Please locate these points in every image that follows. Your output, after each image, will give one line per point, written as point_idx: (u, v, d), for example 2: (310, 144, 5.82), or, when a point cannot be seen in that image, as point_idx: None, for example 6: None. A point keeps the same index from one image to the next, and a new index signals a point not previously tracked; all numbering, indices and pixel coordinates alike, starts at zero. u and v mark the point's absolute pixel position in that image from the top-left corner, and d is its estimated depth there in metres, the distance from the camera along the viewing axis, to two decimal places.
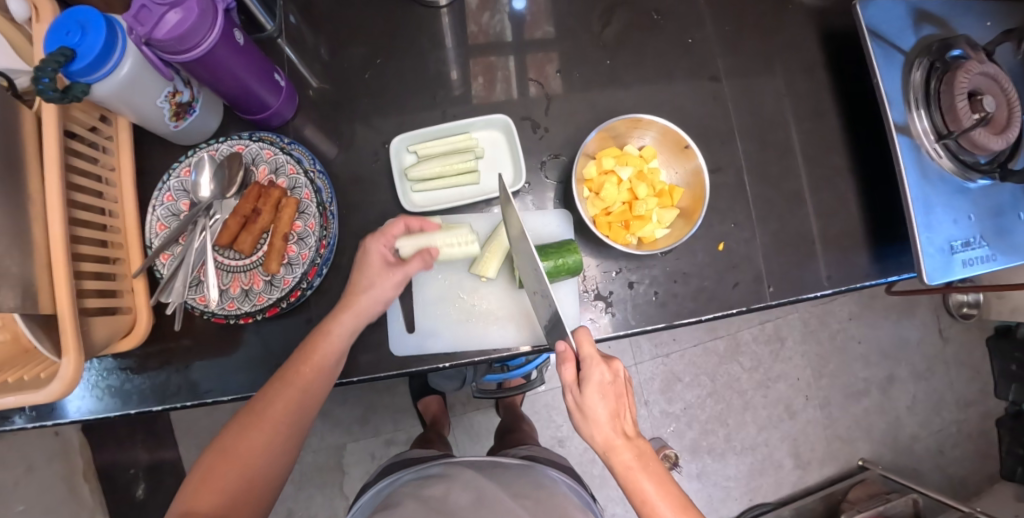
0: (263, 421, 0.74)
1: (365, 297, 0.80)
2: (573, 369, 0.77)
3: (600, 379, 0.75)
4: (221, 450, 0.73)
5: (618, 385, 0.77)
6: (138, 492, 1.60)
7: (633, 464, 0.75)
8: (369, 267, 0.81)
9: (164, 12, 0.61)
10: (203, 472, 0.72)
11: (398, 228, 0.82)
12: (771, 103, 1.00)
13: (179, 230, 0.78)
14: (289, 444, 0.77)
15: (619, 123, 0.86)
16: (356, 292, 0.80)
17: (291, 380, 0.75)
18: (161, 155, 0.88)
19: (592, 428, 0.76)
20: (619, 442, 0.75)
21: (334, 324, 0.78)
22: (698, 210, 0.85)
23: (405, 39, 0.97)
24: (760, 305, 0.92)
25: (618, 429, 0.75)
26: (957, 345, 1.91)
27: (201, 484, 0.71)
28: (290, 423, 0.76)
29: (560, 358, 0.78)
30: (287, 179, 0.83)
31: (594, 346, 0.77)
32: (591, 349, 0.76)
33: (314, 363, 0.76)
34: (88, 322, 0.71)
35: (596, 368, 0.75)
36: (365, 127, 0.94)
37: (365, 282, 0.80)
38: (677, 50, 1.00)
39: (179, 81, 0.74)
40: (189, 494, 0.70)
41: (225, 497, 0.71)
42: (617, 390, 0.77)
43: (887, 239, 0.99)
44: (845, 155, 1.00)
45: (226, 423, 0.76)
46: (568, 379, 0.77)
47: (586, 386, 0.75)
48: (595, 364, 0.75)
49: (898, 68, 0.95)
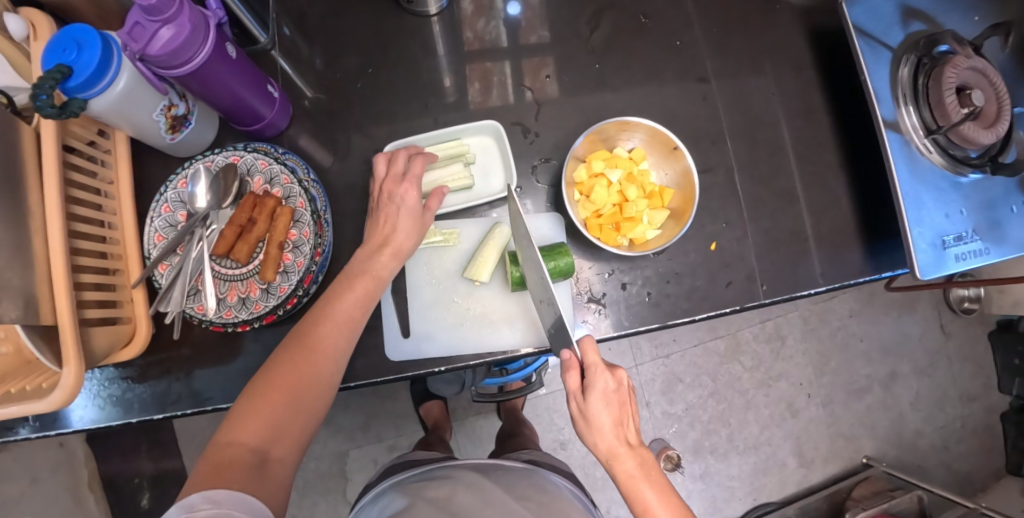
0: (312, 346, 0.73)
1: (405, 233, 0.81)
2: (576, 377, 0.77)
3: (605, 386, 0.76)
4: (266, 380, 0.70)
5: (622, 394, 0.78)
6: (143, 502, 1.61)
7: (635, 473, 0.75)
8: (401, 206, 0.81)
9: (157, 28, 0.63)
10: (248, 403, 0.68)
11: (418, 166, 0.83)
12: (760, 102, 1.01)
13: (177, 240, 0.79)
14: (334, 377, 0.75)
15: (608, 126, 0.87)
16: (395, 226, 0.80)
17: (335, 312, 0.75)
18: (159, 167, 0.89)
19: (595, 436, 0.76)
20: (622, 450, 0.76)
21: (375, 260, 0.79)
22: (688, 210, 0.86)
23: (396, 48, 0.99)
24: (753, 303, 0.92)
25: (622, 436, 0.76)
26: (959, 340, 1.91)
27: (247, 412, 0.68)
28: (337, 351, 0.75)
29: (564, 366, 0.78)
30: (282, 189, 0.84)
31: (598, 354, 0.78)
32: (596, 357, 0.77)
33: (357, 296, 0.77)
34: (88, 332, 0.72)
35: (601, 375, 0.76)
36: (358, 135, 0.95)
37: (401, 220, 0.81)
38: (666, 52, 1.01)
39: (174, 95, 0.76)
40: (233, 423, 0.67)
41: (271, 425, 0.68)
42: (621, 398, 0.78)
43: (880, 235, 0.99)
44: (836, 153, 1.01)
45: (267, 359, 0.73)
46: (570, 386, 0.78)
47: (591, 394, 0.76)
48: (600, 371, 0.76)
49: (885, 65, 0.96)
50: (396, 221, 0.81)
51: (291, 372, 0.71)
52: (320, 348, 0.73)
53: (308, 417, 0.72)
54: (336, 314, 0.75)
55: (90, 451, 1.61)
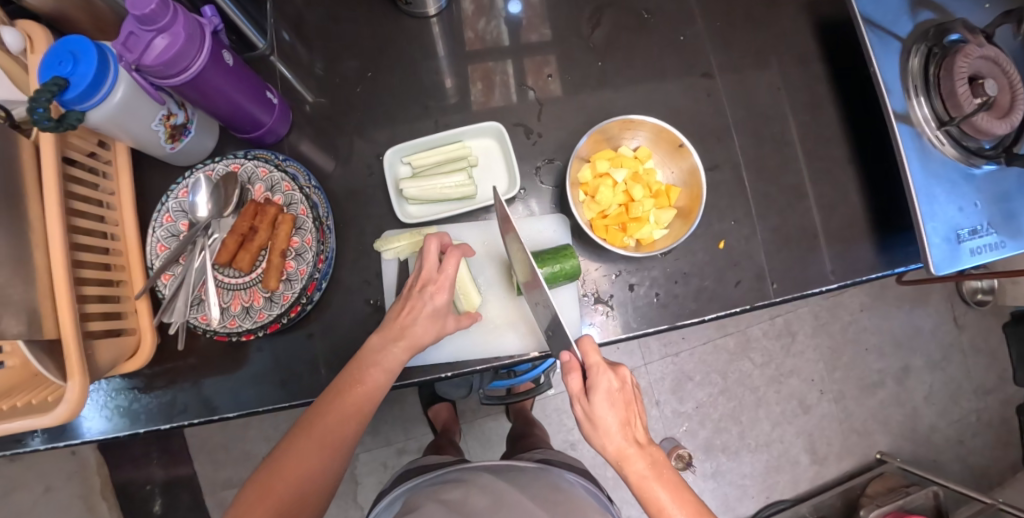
0: (316, 437, 0.74)
1: (433, 328, 0.80)
2: (578, 378, 0.76)
3: (608, 387, 0.75)
4: (277, 462, 0.74)
5: (626, 393, 0.77)
6: (155, 508, 1.62)
7: (647, 473, 0.74)
8: (428, 317, 0.79)
9: (151, 38, 0.62)
10: (259, 486, 0.73)
11: (452, 267, 0.81)
12: (766, 97, 1.00)
13: (178, 250, 0.78)
14: (336, 459, 0.77)
15: (612, 125, 0.85)
16: (421, 323, 0.79)
17: (343, 397, 0.75)
18: (159, 177, 0.89)
19: (602, 438, 0.75)
20: (632, 451, 0.74)
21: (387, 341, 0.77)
22: (695, 209, 0.85)
23: (396, 50, 0.98)
24: (764, 302, 0.90)
25: (630, 437, 0.75)
26: (973, 332, 1.88)
27: (255, 497, 0.73)
28: (341, 442, 0.76)
29: (565, 368, 0.77)
30: (283, 196, 0.84)
31: (599, 354, 0.76)
32: (597, 356, 0.75)
33: (367, 382, 0.76)
34: (92, 344, 0.71)
35: (603, 375, 0.75)
36: (359, 140, 0.94)
37: (431, 322, 0.80)
38: (668, 48, 0.99)
39: (172, 104, 0.76)
40: (243, 507, 0.72)
41: (277, 510, 0.72)
42: (626, 397, 0.77)
43: (892, 230, 0.97)
44: (845, 147, 0.99)
45: (283, 437, 0.77)
46: (573, 389, 0.76)
47: (594, 395, 0.74)
48: (602, 371, 0.75)
49: (895, 56, 0.94)
50: (427, 322, 0.79)
51: (296, 461, 0.74)
52: (324, 439, 0.74)
53: (315, 498, 0.75)
54: (341, 407, 0.75)
55: (101, 459, 1.62)
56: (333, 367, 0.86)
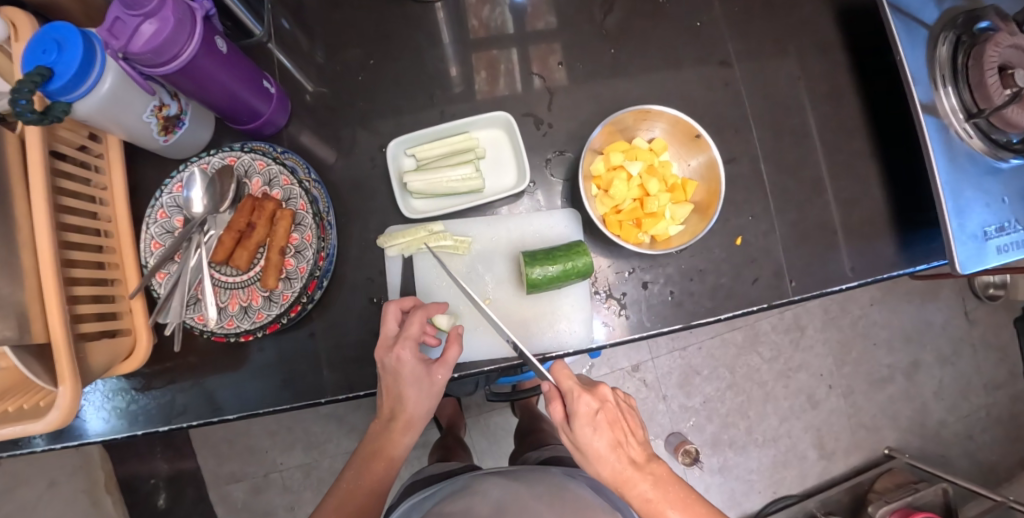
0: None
1: (425, 397, 0.79)
2: (560, 406, 0.72)
3: (590, 412, 0.70)
4: None
5: (610, 411, 0.72)
6: (160, 501, 1.62)
7: (651, 494, 0.72)
8: (415, 381, 0.77)
9: (138, 24, 0.57)
10: None
11: (417, 325, 0.77)
12: (785, 86, 0.95)
13: (173, 247, 0.75)
14: None
15: (626, 115, 0.81)
16: (412, 401, 0.79)
17: (355, 485, 0.82)
18: (154, 169, 0.85)
19: (597, 465, 0.72)
20: (633, 474, 0.72)
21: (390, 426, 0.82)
22: (713, 204, 0.81)
23: (399, 37, 0.93)
24: (782, 301, 0.87)
25: (626, 459, 0.72)
26: (984, 327, 1.85)
27: None
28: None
29: (546, 398, 0.74)
30: (282, 190, 0.80)
31: (574, 377, 0.71)
32: (572, 381, 0.71)
33: (377, 469, 0.82)
34: (84, 348, 0.68)
35: (581, 400, 0.71)
36: (361, 131, 0.91)
37: (420, 392, 0.78)
38: (685, 35, 0.95)
39: (164, 94, 0.72)
40: None
41: None
42: (613, 416, 0.73)
43: (914, 225, 0.93)
44: (867, 138, 0.95)
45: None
46: (557, 417, 0.73)
47: (576, 423, 0.70)
48: (579, 396, 0.70)
49: (922, 44, 0.89)
50: (414, 396, 0.78)
51: None
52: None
53: None
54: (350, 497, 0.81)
55: (105, 453, 1.61)
56: (336, 368, 0.83)
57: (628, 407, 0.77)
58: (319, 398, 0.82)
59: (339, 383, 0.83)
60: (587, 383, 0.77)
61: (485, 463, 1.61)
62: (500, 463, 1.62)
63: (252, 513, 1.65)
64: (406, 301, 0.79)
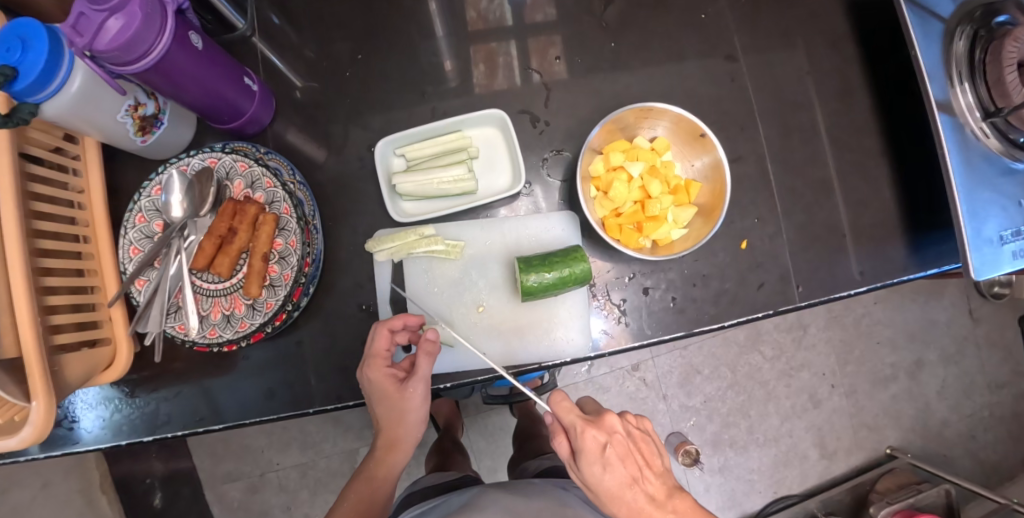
0: None
1: (403, 416, 0.78)
2: (565, 442, 0.69)
3: (596, 448, 0.66)
4: None
5: (621, 445, 0.67)
6: (155, 501, 1.59)
7: None
8: (387, 398, 0.75)
9: (104, 19, 0.54)
10: None
11: (388, 341, 0.75)
12: (793, 81, 0.91)
13: (153, 253, 0.72)
14: None
15: (627, 113, 0.77)
16: (392, 419, 0.78)
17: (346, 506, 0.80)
18: (134, 172, 0.82)
19: (612, 506, 0.67)
20: (652, 512, 0.67)
21: (384, 448, 0.81)
22: (718, 208, 0.77)
23: (390, 30, 0.89)
24: (789, 307, 0.84)
25: (642, 496, 0.67)
26: (989, 326, 1.82)
27: None
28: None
29: (552, 432, 0.71)
30: (265, 193, 0.76)
31: (576, 412, 0.67)
32: (573, 416, 0.66)
33: (371, 491, 0.80)
34: (60, 360, 0.65)
35: (586, 436, 0.66)
36: (351, 129, 0.87)
37: (395, 411, 0.77)
38: (689, 28, 0.91)
39: (139, 92, 0.68)
40: None
41: None
42: (624, 449, 0.68)
43: (925, 227, 0.90)
44: (878, 136, 0.91)
45: None
46: (563, 454, 0.69)
47: (582, 459, 0.66)
48: (582, 431, 0.66)
49: (938, 38, 0.85)
50: (390, 412, 0.77)
51: None
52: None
53: None
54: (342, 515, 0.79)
55: (98, 454, 1.58)
56: (325, 377, 0.80)
57: (642, 436, 0.72)
58: (307, 408, 0.79)
59: (327, 393, 0.80)
60: (596, 411, 0.72)
61: (483, 463, 1.59)
62: (498, 463, 1.60)
63: (248, 513, 1.63)
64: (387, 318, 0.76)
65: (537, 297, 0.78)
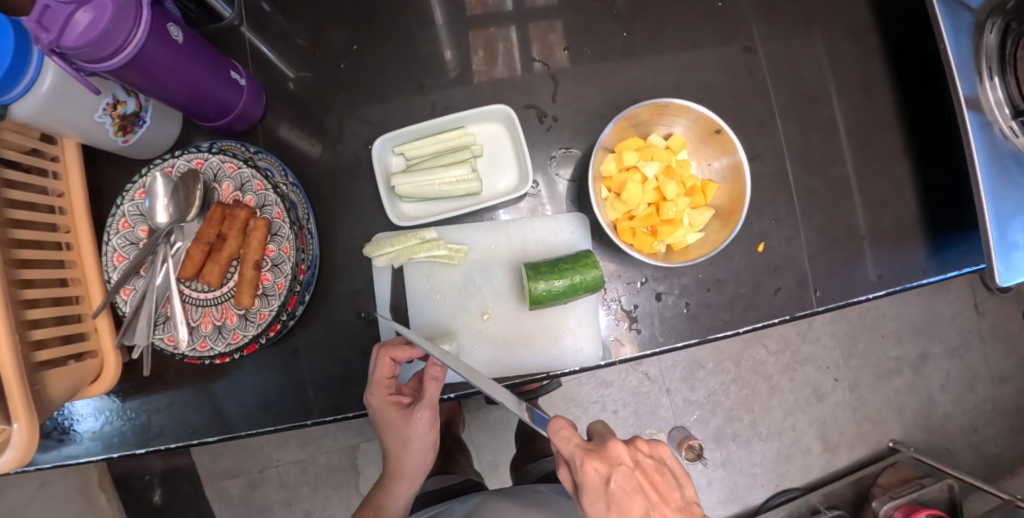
0: None
1: (408, 441, 0.78)
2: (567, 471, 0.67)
3: (598, 481, 0.62)
4: None
5: (626, 479, 0.63)
6: (156, 497, 1.57)
7: None
8: (393, 425, 0.75)
9: (71, 12, 0.49)
10: None
11: (390, 370, 0.72)
12: (814, 73, 0.87)
13: (137, 261, 0.68)
14: None
15: (641, 110, 0.72)
16: (397, 443, 0.78)
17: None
18: (117, 172, 0.77)
19: None
20: None
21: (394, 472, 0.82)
22: (736, 211, 0.73)
23: (387, 19, 0.84)
24: (806, 312, 0.80)
25: None
26: (994, 318, 1.80)
27: None
28: None
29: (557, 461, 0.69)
30: (255, 196, 0.72)
31: (575, 441, 0.64)
32: (572, 446, 0.64)
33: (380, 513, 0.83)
34: (44, 377, 0.61)
35: (586, 469, 0.63)
36: (347, 125, 0.82)
37: (400, 435, 0.77)
38: (704, 15, 0.86)
39: (118, 90, 0.64)
40: None
41: None
42: (632, 483, 0.63)
43: (948, 227, 0.86)
44: (899, 132, 0.87)
45: None
46: (567, 483, 0.68)
47: (585, 494, 0.63)
48: (582, 462, 0.63)
49: (967, 31, 0.80)
50: (396, 436, 0.77)
51: None
52: None
53: None
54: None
55: None
56: (323, 388, 0.77)
57: (656, 467, 0.67)
58: (304, 420, 0.76)
59: (325, 403, 0.77)
60: (604, 437, 0.68)
61: (484, 459, 1.58)
62: (499, 458, 1.58)
63: (248, 510, 1.61)
64: (390, 344, 0.72)
65: (548, 304, 0.73)
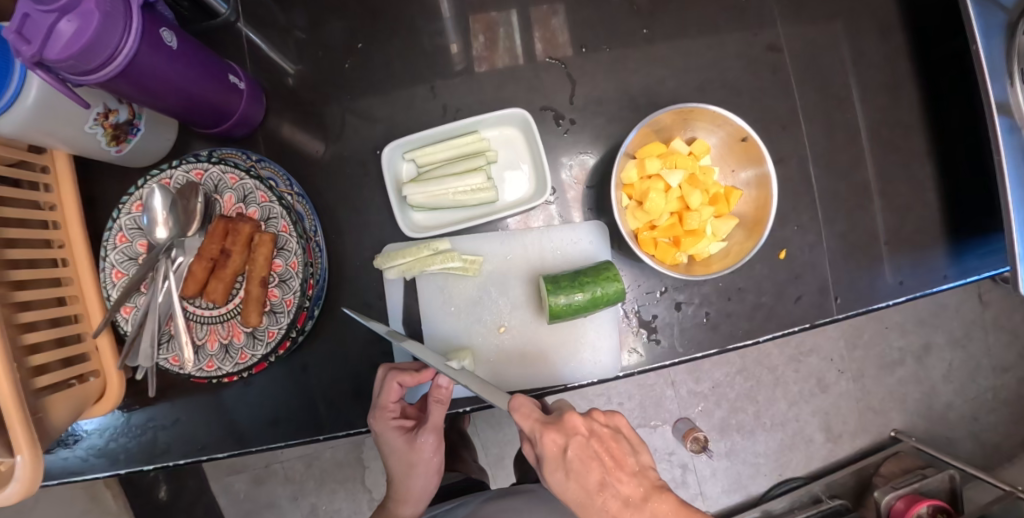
0: None
1: (413, 467, 0.78)
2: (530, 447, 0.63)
3: (555, 452, 0.59)
4: None
5: (584, 447, 0.59)
6: (161, 494, 1.51)
7: None
8: (398, 451, 0.76)
9: (54, 21, 0.45)
10: None
11: (395, 395, 0.70)
12: (841, 72, 0.83)
13: (138, 279, 0.66)
14: None
15: (665, 115, 0.69)
16: (401, 467, 0.79)
17: None
18: (113, 181, 0.74)
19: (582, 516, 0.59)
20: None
21: (400, 491, 0.83)
22: (763, 222, 0.70)
23: (393, 16, 0.79)
24: (826, 321, 0.78)
25: (615, 501, 0.58)
26: (998, 309, 1.80)
27: None
28: None
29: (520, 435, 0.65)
30: (260, 209, 0.68)
31: (535, 414, 0.61)
32: (530, 421, 0.60)
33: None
34: (44, 404, 0.58)
35: (543, 441, 0.59)
36: (352, 128, 0.78)
37: (405, 458, 0.77)
38: (728, 11, 0.82)
39: (110, 98, 0.60)
40: None
41: None
42: (588, 452, 0.59)
43: (972, 231, 0.83)
44: (925, 133, 0.84)
45: None
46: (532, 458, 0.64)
47: (544, 467, 0.59)
48: (540, 435, 0.59)
49: (1000, 30, 0.76)
50: (400, 461, 0.78)
51: None
52: None
53: None
54: None
55: None
56: (333, 403, 0.75)
57: (613, 434, 0.62)
58: (316, 435, 0.74)
59: (337, 418, 0.75)
60: (565, 407, 0.63)
61: (489, 451, 1.57)
62: (505, 451, 1.57)
63: (255, 503, 1.60)
64: (397, 368, 0.70)
65: (574, 317, 0.72)
